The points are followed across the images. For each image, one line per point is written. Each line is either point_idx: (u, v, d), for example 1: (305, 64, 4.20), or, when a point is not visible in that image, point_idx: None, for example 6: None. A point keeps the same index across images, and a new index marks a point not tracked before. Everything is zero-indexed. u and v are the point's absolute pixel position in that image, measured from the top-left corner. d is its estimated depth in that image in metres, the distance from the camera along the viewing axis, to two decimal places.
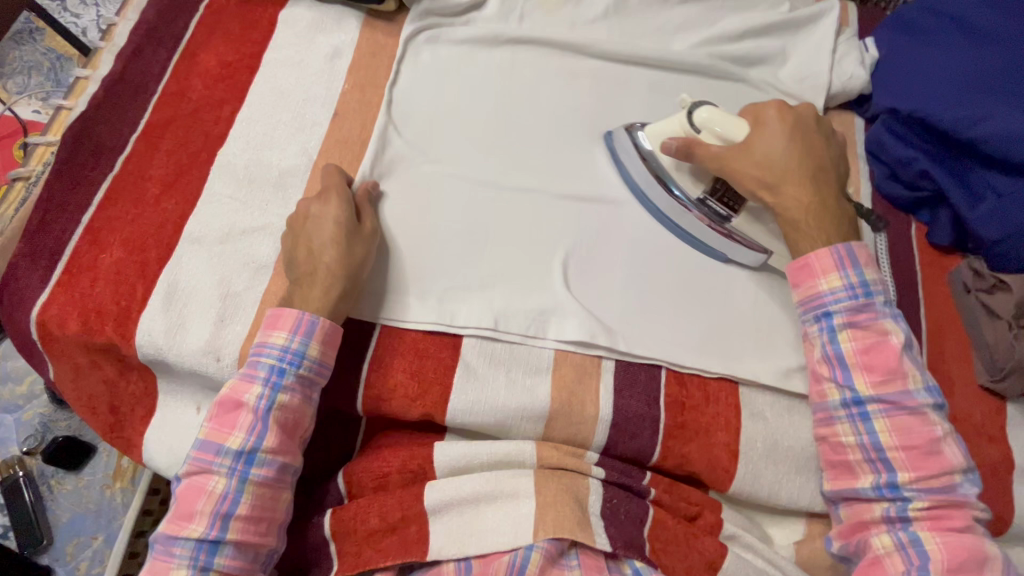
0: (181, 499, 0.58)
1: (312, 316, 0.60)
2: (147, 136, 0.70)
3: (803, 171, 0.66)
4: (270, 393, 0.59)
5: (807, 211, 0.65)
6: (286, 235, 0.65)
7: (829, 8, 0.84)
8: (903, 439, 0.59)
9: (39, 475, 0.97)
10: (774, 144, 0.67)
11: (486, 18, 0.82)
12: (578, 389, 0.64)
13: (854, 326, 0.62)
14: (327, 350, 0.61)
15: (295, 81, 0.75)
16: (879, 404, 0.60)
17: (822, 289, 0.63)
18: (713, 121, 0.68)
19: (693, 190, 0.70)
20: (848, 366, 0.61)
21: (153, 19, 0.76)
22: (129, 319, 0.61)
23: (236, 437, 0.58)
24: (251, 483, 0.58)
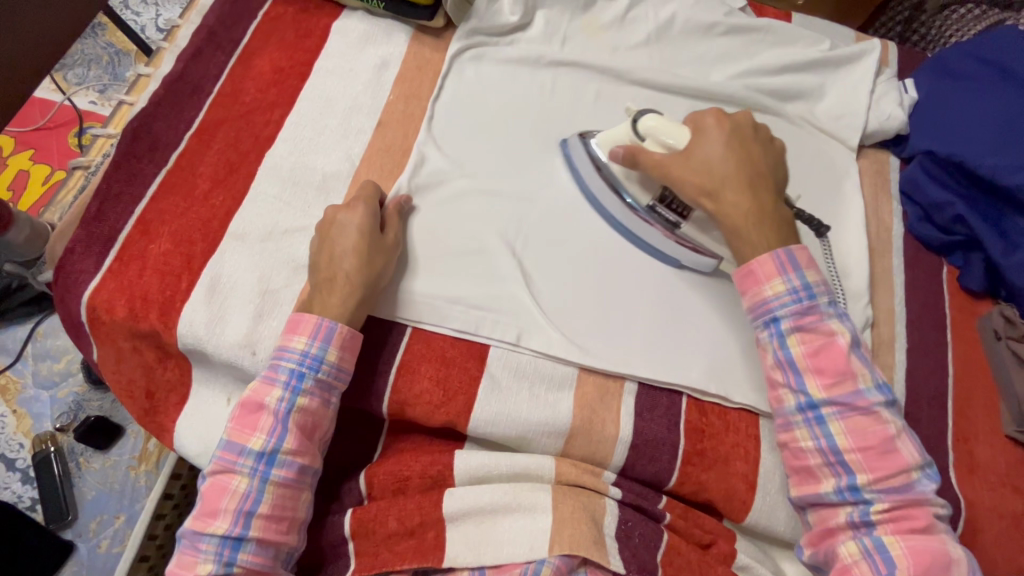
0: (205, 497, 0.59)
1: (330, 322, 0.62)
2: (201, 134, 0.73)
3: (741, 176, 0.63)
4: (290, 396, 0.61)
5: (746, 220, 0.62)
6: (313, 238, 0.67)
7: (868, 49, 0.85)
8: (859, 441, 0.57)
9: (69, 452, 1.00)
10: (712, 153, 0.64)
11: (531, 39, 0.84)
12: (600, 408, 0.65)
13: (802, 329, 0.60)
14: (345, 355, 0.62)
15: (344, 89, 0.78)
16: (833, 407, 0.58)
17: (768, 296, 0.61)
18: (655, 125, 0.67)
19: (642, 197, 0.70)
20: (799, 370, 0.59)
21: (214, 23, 0.80)
22: (173, 307, 0.64)
23: (256, 440, 0.60)
24: (272, 483, 0.59)
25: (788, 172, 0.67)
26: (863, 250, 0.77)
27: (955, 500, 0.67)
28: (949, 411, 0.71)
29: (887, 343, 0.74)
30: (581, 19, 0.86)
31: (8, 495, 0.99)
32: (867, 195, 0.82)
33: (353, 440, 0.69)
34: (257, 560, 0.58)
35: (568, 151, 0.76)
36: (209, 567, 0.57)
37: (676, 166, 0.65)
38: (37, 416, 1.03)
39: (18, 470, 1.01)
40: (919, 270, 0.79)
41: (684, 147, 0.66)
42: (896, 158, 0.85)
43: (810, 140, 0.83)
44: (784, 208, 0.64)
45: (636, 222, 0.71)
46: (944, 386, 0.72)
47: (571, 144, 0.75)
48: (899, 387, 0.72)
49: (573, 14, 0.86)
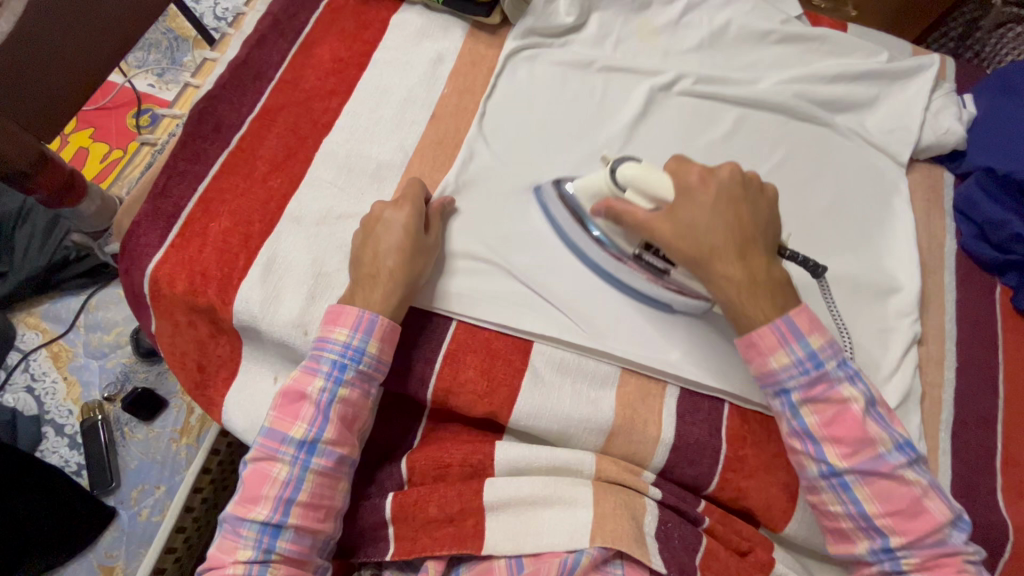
0: (247, 482, 0.61)
1: (370, 314, 0.62)
2: (262, 118, 0.75)
3: (729, 243, 0.59)
4: (332, 387, 0.61)
5: (740, 291, 0.59)
6: (359, 230, 0.67)
7: (927, 64, 0.84)
8: (888, 505, 0.56)
9: (115, 421, 1.04)
10: (697, 215, 0.60)
11: (584, 41, 0.85)
12: (641, 409, 0.65)
13: (812, 400, 0.58)
14: (385, 348, 0.63)
15: (400, 81, 0.80)
16: (856, 475, 0.57)
17: (776, 368, 0.59)
18: (633, 176, 0.63)
19: (627, 247, 0.67)
20: (817, 440, 0.58)
21: (279, 12, 0.82)
22: (230, 284, 0.65)
23: (298, 429, 0.61)
24: (312, 472, 0.60)
25: (781, 224, 0.62)
26: (914, 266, 0.76)
27: (1004, 525, 0.65)
28: (998, 434, 0.70)
29: (935, 361, 0.73)
30: (634, 22, 0.87)
31: (55, 459, 1.02)
32: (918, 209, 0.81)
33: (394, 425, 0.70)
34: (295, 548, 0.59)
35: (542, 198, 0.73)
36: (249, 554, 0.58)
37: (660, 233, 0.61)
38: (86, 385, 1.07)
39: (65, 435, 1.04)
40: (970, 288, 0.77)
41: (672, 199, 0.62)
42: (951, 174, 0.83)
43: (860, 153, 0.82)
44: (777, 266, 0.60)
45: (626, 275, 0.68)
46: (994, 408, 0.71)
47: (545, 189, 0.72)
48: (946, 407, 0.70)
49: (627, 16, 0.87)
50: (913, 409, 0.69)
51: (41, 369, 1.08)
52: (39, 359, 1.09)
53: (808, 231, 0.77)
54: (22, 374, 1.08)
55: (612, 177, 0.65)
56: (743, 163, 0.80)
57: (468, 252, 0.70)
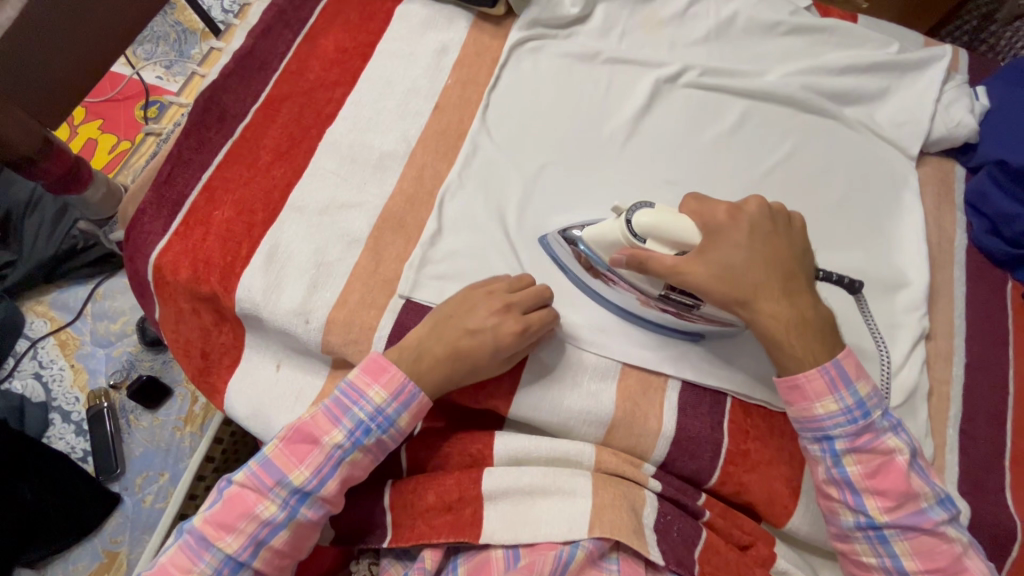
0: (225, 506, 0.59)
1: (413, 387, 0.61)
2: (265, 107, 0.75)
3: (771, 282, 0.59)
4: (349, 446, 0.60)
5: (789, 330, 0.58)
6: (467, 297, 0.64)
7: (938, 56, 0.82)
8: (926, 561, 0.57)
9: (120, 409, 1.05)
10: (732, 253, 0.59)
11: (589, 32, 0.85)
12: (642, 401, 0.65)
13: (857, 449, 0.58)
14: (411, 422, 0.63)
15: (404, 72, 0.80)
16: (896, 529, 0.57)
17: (822, 415, 0.58)
18: (653, 225, 0.58)
19: (653, 287, 0.62)
20: (857, 490, 0.58)
21: (283, 2, 0.82)
22: (233, 273, 0.66)
23: (299, 474, 0.59)
24: (296, 522, 0.60)
25: (813, 253, 0.62)
26: (923, 260, 0.75)
27: (1012, 525, 0.64)
28: (1008, 431, 0.68)
29: (943, 356, 0.71)
30: (640, 13, 0.86)
31: (62, 445, 1.04)
32: (928, 203, 0.79)
33: None
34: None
35: (551, 250, 0.70)
36: None
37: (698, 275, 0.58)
38: (92, 373, 1.08)
39: (72, 422, 1.05)
40: (981, 284, 0.76)
41: (697, 241, 0.58)
42: (962, 168, 0.82)
43: (868, 146, 0.81)
44: (821, 303, 0.60)
45: (647, 308, 0.65)
46: (1005, 405, 0.70)
47: (552, 241, 0.69)
48: (954, 404, 0.69)
49: (633, 8, 0.86)
50: (920, 404, 0.68)
51: (49, 357, 1.10)
52: (47, 347, 1.10)
53: (814, 225, 0.76)
54: (30, 361, 1.09)
55: (628, 226, 0.59)
56: (747, 158, 0.79)
57: (470, 244, 0.70)
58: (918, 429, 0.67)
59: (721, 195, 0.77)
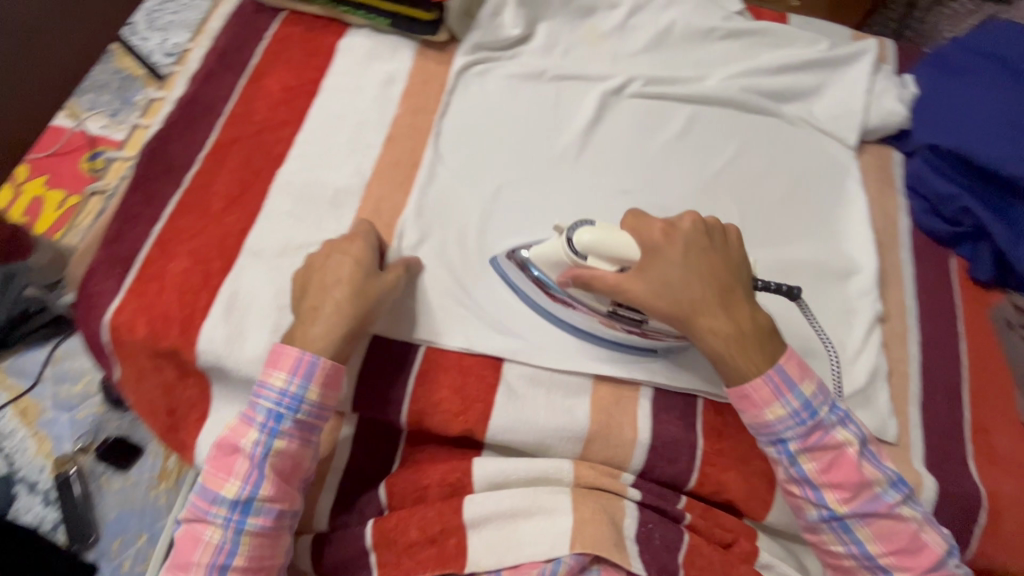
0: (179, 548, 0.60)
1: (310, 357, 0.60)
2: (213, 154, 0.74)
3: (710, 298, 0.60)
4: (267, 439, 0.60)
5: (729, 345, 0.60)
6: (303, 267, 0.66)
7: (866, 49, 0.86)
8: (889, 543, 0.59)
9: (90, 473, 1.02)
10: (670, 271, 0.60)
11: (533, 51, 0.86)
12: (616, 412, 0.66)
13: (809, 447, 0.59)
14: (326, 392, 0.61)
15: (352, 107, 0.80)
16: (856, 517, 0.59)
17: (771, 421, 0.59)
18: (592, 242, 0.60)
19: (599, 304, 0.64)
20: (816, 486, 0.59)
21: (223, 45, 0.81)
22: (193, 326, 0.64)
23: (230, 487, 0.59)
24: (247, 534, 0.59)
25: (751, 262, 0.64)
26: (870, 245, 0.78)
27: (977, 494, 0.66)
28: (965, 403, 0.71)
29: (899, 336, 0.74)
30: (581, 28, 0.88)
31: (29, 518, 0.98)
32: (872, 189, 0.82)
33: (374, 454, 0.68)
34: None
35: (502, 270, 0.71)
36: None
37: (639, 294, 0.60)
38: (56, 438, 1.04)
39: (38, 492, 1.00)
40: (928, 262, 0.79)
41: (634, 258, 0.60)
42: (899, 153, 0.85)
43: (809, 140, 0.84)
44: (760, 313, 0.61)
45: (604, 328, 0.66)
46: (959, 378, 0.73)
47: (504, 264, 0.70)
48: (914, 382, 0.72)
49: (573, 23, 0.88)
50: (880, 386, 0.70)
51: (8, 427, 1.05)
52: (5, 417, 1.05)
53: (765, 222, 0.78)
54: None
55: (569, 244, 0.61)
56: (695, 162, 0.82)
57: (434, 275, 0.70)
58: (881, 411, 0.69)
59: (674, 200, 0.79)
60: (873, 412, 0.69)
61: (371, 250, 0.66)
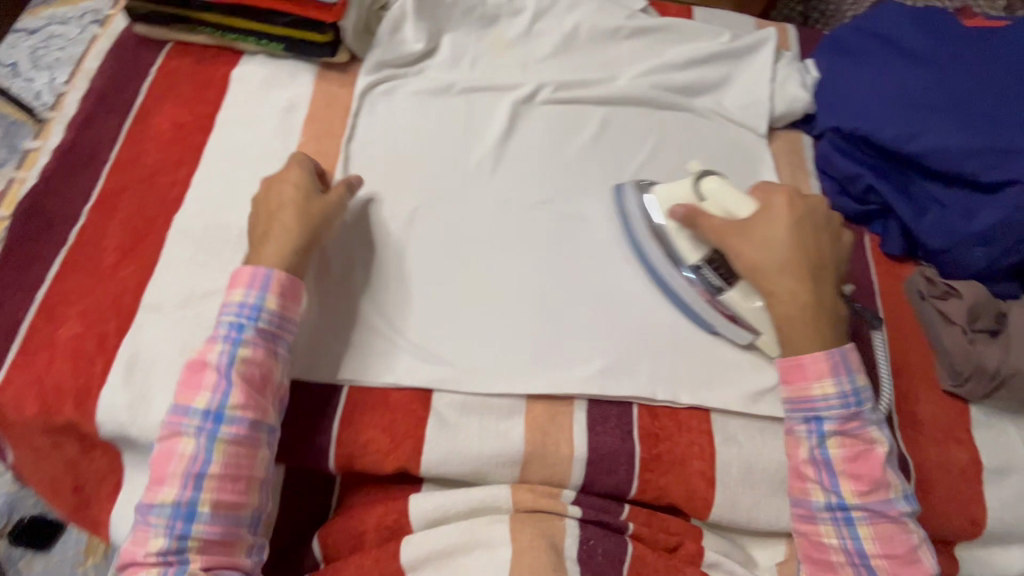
0: (152, 467, 0.57)
1: (265, 271, 0.62)
2: (101, 206, 0.69)
3: (801, 266, 0.64)
4: (232, 348, 0.59)
5: (805, 310, 0.63)
6: (255, 200, 0.68)
7: (767, 38, 0.87)
8: (885, 546, 0.59)
9: (5, 559, 0.86)
10: (773, 236, 0.65)
11: (439, 65, 0.84)
12: (552, 429, 0.65)
13: (844, 434, 0.61)
14: (285, 302, 0.62)
15: (252, 139, 0.76)
16: (865, 512, 0.59)
17: (816, 395, 0.61)
18: (719, 195, 0.69)
19: (692, 256, 0.69)
20: (835, 471, 0.60)
21: (103, 86, 0.76)
22: (89, 397, 0.60)
23: (199, 399, 0.57)
24: (222, 442, 0.57)
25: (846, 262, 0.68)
26: None
27: (905, 465, 0.68)
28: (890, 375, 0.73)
29: None
30: (486, 38, 0.86)
31: None
32: (785, 174, 0.84)
33: (310, 502, 0.66)
34: (215, 530, 0.56)
35: (623, 197, 0.76)
36: (161, 543, 0.55)
37: (744, 254, 0.65)
38: None
39: None
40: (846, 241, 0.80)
41: (744, 217, 0.67)
42: (809, 136, 0.86)
43: (722, 132, 0.84)
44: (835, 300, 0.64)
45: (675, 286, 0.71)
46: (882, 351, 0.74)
47: (627, 193, 0.75)
48: None
49: (478, 33, 0.86)
50: None
51: None
52: None
53: None
54: None
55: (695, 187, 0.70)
56: (613, 164, 0.81)
57: (358, 308, 0.69)
58: None
59: (594, 205, 0.78)
60: None
61: (311, 174, 0.69)
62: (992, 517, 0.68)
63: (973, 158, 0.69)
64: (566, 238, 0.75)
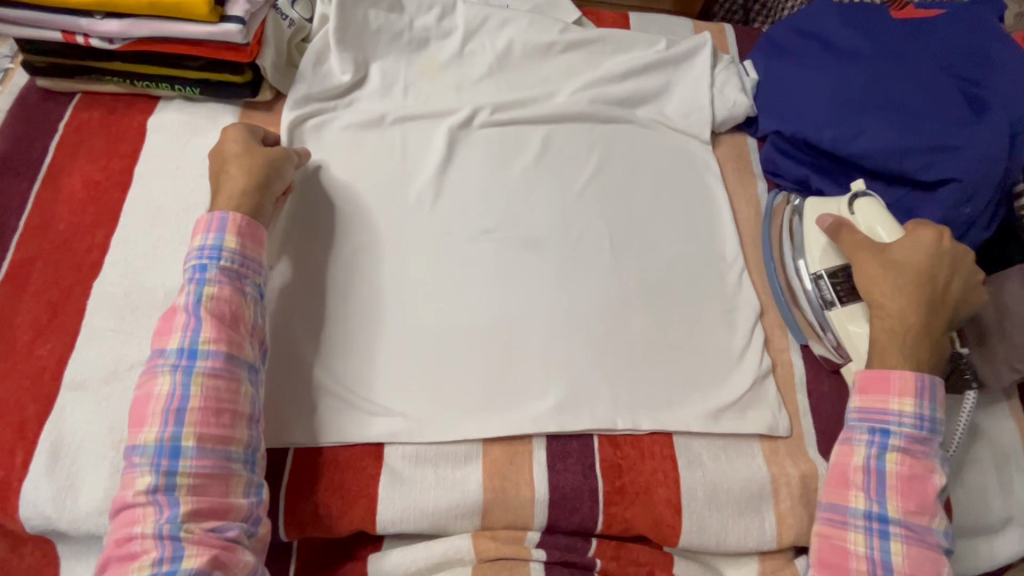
0: (132, 413, 0.57)
1: (220, 214, 0.63)
2: (12, 280, 0.65)
3: (915, 293, 0.63)
4: (197, 288, 0.60)
5: (905, 336, 0.63)
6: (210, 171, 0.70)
7: (703, 42, 0.85)
8: (915, 566, 0.57)
9: None
10: (915, 256, 0.64)
11: (370, 95, 0.80)
12: (511, 472, 0.63)
13: (907, 452, 0.60)
14: (243, 241, 0.63)
15: (173, 190, 0.71)
16: (902, 527, 0.58)
17: (891, 408, 0.61)
18: (872, 216, 0.68)
19: (815, 265, 0.71)
20: (887, 482, 0.59)
21: (8, 148, 0.71)
22: (10, 491, 0.56)
23: (172, 340, 0.58)
24: (198, 375, 0.57)
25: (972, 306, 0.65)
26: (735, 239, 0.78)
27: None
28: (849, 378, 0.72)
29: (779, 325, 0.74)
30: (417, 62, 0.83)
31: None
32: (732, 180, 0.83)
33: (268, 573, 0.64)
34: (203, 464, 0.55)
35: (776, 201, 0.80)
36: (149, 481, 0.54)
37: (865, 269, 0.66)
38: None
39: None
40: None
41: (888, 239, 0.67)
42: (754, 138, 0.85)
43: (667, 141, 0.83)
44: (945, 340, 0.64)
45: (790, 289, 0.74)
46: None
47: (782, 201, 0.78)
48: (799, 368, 0.72)
49: (409, 58, 0.83)
50: (769, 381, 0.71)
51: None
52: None
53: (637, 232, 0.77)
54: None
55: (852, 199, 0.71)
56: (558, 184, 0.79)
57: (301, 363, 0.66)
58: (770, 406, 0.69)
59: (541, 229, 0.75)
60: (765, 409, 0.69)
61: (252, 134, 0.71)
62: (957, 513, 0.68)
63: (910, 157, 0.68)
64: (514, 267, 0.73)
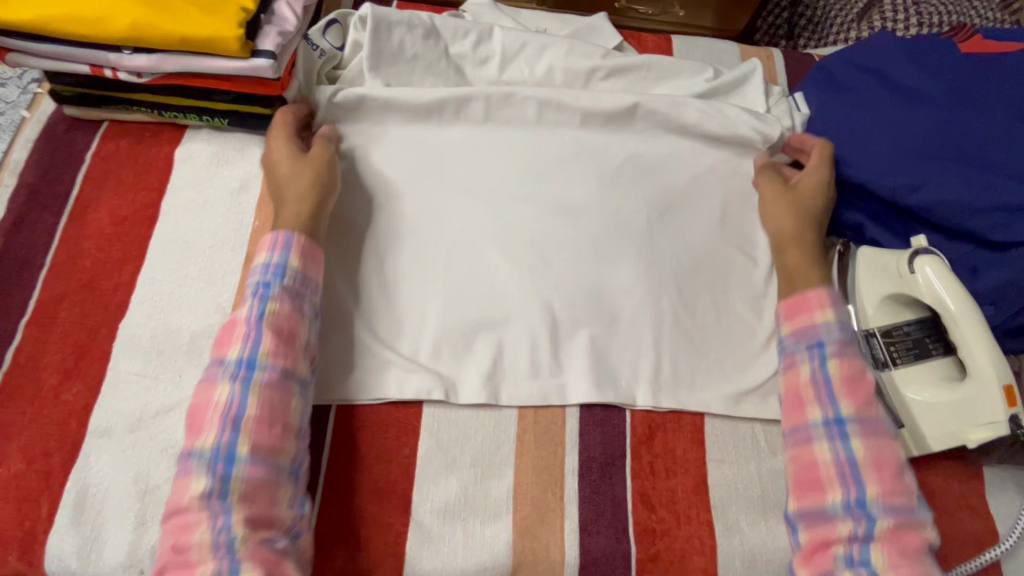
0: (190, 416, 0.55)
1: (286, 232, 0.62)
2: (38, 320, 0.64)
3: (797, 245, 0.68)
4: (259, 303, 0.58)
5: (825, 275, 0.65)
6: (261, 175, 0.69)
7: (751, 71, 0.81)
8: (876, 459, 0.55)
9: None
10: (784, 223, 0.70)
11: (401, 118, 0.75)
12: (541, 532, 0.61)
13: (842, 356, 0.59)
14: (306, 264, 0.62)
15: (199, 227, 0.69)
16: (856, 425, 0.56)
17: (818, 322, 0.61)
18: (933, 278, 0.62)
19: (864, 322, 0.67)
20: (834, 391, 0.58)
21: (36, 180, 0.70)
22: (34, 543, 0.55)
23: (231, 349, 0.56)
24: (257, 384, 0.54)
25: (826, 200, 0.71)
26: None
27: None
28: None
29: None
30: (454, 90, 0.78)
31: None
32: None
33: None
34: (255, 473, 0.52)
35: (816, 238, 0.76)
36: (202, 486, 0.51)
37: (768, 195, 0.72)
38: None
39: None
40: None
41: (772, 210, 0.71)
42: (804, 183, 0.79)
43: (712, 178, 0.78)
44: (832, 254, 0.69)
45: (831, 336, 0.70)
46: None
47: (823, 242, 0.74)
48: None
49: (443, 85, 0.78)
50: None
51: None
52: None
53: None
54: None
55: (913, 253, 0.64)
56: None
57: (342, 317, 0.67)
58: None
59: None
60: None
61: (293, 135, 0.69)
62: None
63: (978, 215, 0.65)
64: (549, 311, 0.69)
